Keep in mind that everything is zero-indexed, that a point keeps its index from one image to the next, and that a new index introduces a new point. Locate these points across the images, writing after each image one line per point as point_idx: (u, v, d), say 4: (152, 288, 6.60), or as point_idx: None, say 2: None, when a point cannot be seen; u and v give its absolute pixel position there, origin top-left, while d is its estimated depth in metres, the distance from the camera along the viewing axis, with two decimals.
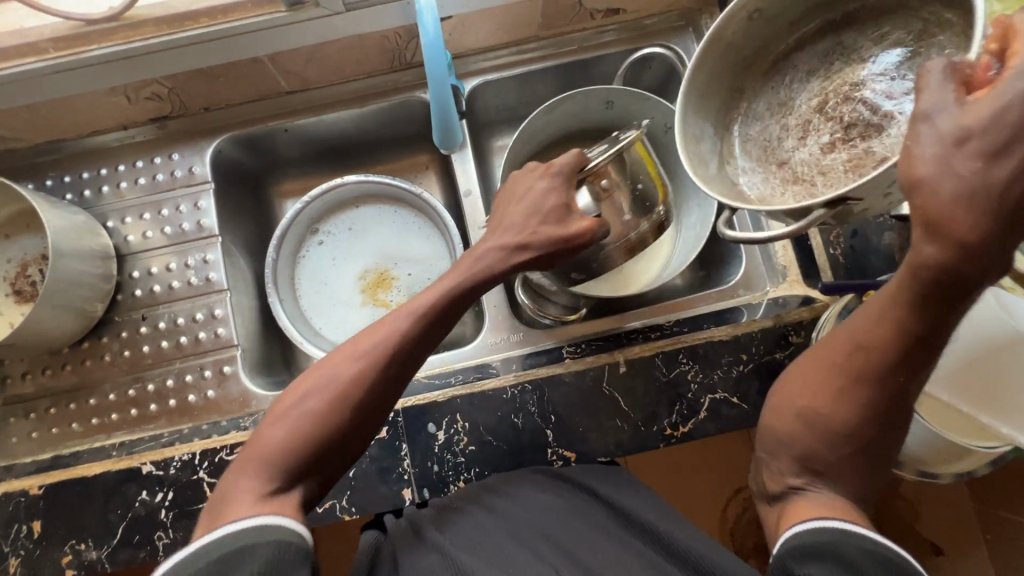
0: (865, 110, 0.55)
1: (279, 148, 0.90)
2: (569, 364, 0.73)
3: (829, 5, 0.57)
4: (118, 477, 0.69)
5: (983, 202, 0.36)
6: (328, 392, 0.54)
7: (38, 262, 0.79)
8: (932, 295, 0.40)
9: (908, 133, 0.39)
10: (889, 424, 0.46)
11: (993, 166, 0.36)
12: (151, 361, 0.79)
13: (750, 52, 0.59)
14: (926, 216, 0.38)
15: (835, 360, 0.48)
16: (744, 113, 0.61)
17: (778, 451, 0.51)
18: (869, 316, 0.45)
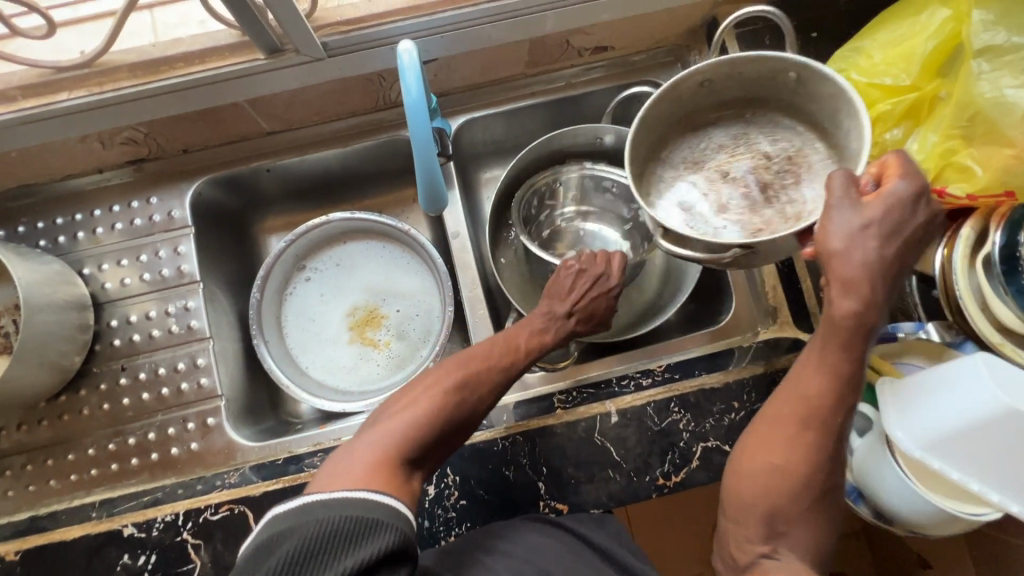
0: (751, 188, 0.65)
1: (262, 186, 0.89)
2: (560, 415, 0.72)
3: (749, 101, 0.67)
4: (99, 540, 0.68)
5: (879, 272, 0.47)
6: (451, 396, 0.61)
7: (10, 312, 0.76)
8: (849, 343, 0.49)
9: (822, 214, 0.49)
10: (831, 476, 0.53)
11: (884, 248, 0.47)
12: (132, 414, 0.77)
13: (686, 112, 0.67)
14: (842, 278, 0.47)
15: (779, 417, 0.54)
16: (667, 161, 0.69)
17: (743, 512, 0.55)
18: (802, 370, 0.53)
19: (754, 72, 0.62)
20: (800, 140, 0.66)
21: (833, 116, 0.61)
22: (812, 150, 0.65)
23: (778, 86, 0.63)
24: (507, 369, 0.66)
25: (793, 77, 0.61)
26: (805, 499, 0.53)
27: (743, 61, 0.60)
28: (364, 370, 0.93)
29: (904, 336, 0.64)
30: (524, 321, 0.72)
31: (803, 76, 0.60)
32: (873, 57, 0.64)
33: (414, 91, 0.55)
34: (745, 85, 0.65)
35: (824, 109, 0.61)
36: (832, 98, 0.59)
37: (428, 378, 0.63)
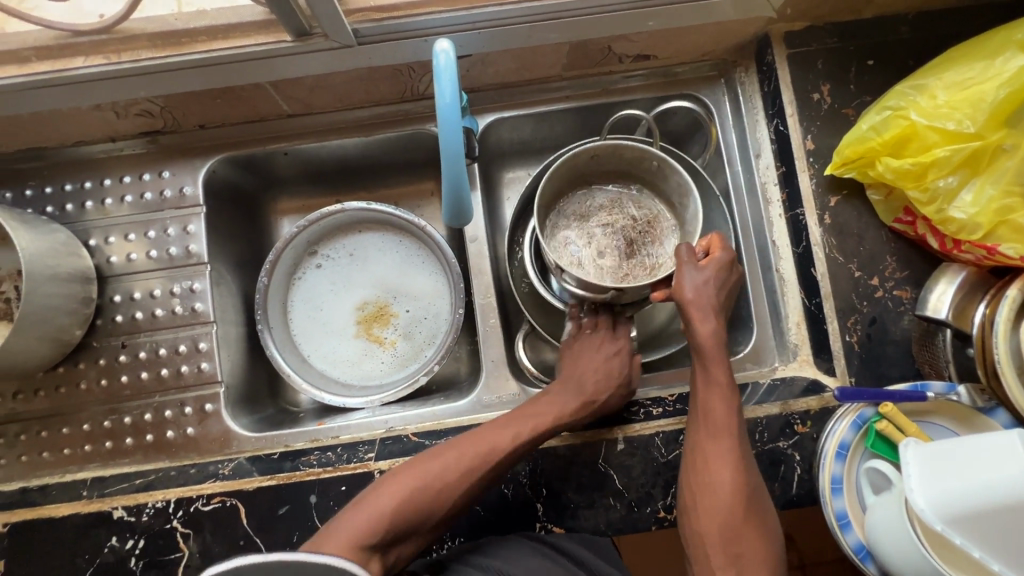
0: (624, 242, 0.84)
1: (277, 168, 0.87)
2: (566, 437, 0.70)
3: (625, 174, 0.86)
4: (88, 520, 0.67)
5: (711, 307, 0.68)
6: (428, 487, 0.60)
7: (12, 278, 0.75)
8: (709, 365, 0.67)
9: (677, 272, 0.70)
10: (753, 482, 0.62)
11: (716, 285, 0.69)
12: (129, 392, 0.75)
13: (578, 173, 0.85)
14: (697, 308, 0.68)
15: (700, 439, 0.64)
16: (559, 211, 0.86)
17: (708, 545, 0.60)
18: (704, 398, 0.66)
19: (628, 153, 0.80)
20: (657, 210, 0.86)
21: (681, 205, 0.82)
22: (664, 220, 0.85)
23: (643, 167, 0.82)
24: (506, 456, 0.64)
25: (655, 163, 0.80)
26: (737, 514, 0.60)
27: (621, 145, 0.78)
28: (368, 365, 0.92)
29: (933, 396, 0.60)
30: (543, 407, 0.69)
31: (661, 164, 0.79)
32: (938, 98, 0.63)
33: (448, 95, 0.52)
34: (623, 161, 0.83)
35: (675, 193, 0.81)
36: (681, 185, 0.79)
37: (407, 469, 0.62)
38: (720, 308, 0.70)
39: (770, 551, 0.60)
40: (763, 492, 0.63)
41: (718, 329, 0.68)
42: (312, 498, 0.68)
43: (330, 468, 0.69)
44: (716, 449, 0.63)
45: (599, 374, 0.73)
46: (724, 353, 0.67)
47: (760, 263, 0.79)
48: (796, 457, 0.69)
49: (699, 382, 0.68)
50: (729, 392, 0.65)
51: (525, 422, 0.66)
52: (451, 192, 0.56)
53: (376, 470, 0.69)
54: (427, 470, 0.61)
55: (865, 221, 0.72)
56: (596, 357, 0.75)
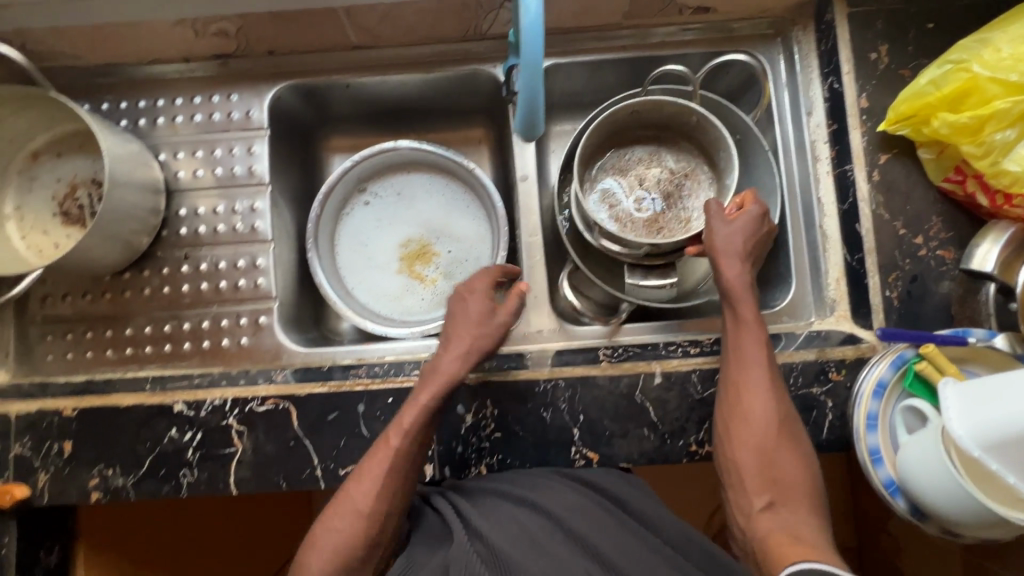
0: (660, 196, 0.86)
1: (336, 101, 0.89)
2: (605, 367, 0.72)
3: (662, 131, 0.87)
4: (150, 411, 0.70)
5: (741, 252, 0.71)
6: (349, 528, 0.62)
7: (87, 185, 0.79)
8: (737, 307, 0.70)
9: (708, 221, 0.73)
10: (788, 411, 0.66)
11: (746, 233, 0.71)
12: (189, 301, 0.79)
13: (615, 131, 0.86)
14: (726, 252, 0.71)
15: (733, 374, 0.68)
16: (596, 167, 0.87)
17: (743, 472, 0.64)
18: (736, 337, 0.69)
19: (667, 109, 0.81)
20: (694, 164, 0.86)
21: (720, 157, 0.82)
22: (700, 174, 0.86)
23: (683, 124, 0.83)
24: (402, 458, 0.65)
25: (694, 119, 0.80)
26: (773, 440, 0.65)
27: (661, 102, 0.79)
28: (409, 301, 0.95)
29: (975, 342, 0.63)
30: (411, 402, 0.67)
31: (701, 120, 0.79)
32: (1002, 51, 0.64)
33: (532, 10, 0.53)
34: (663, 117, 0.83)
35: (714, 147, 0.82)
36: (721, 140, 0.79)
37: (323, 525, 0.64)
38: (751, 256, 0.72)
39: (806, 472, 0.64)
40: (798, 423, 0.67)
41: (747, 273, 0.71)
42: (360, 407, 0.71)
43: (379, 380, 0.72)
44: (750, 383, 0.66)
45: (459, 334, 0.71)
46: (754, 294, 0.70)
47: (804, 220, 0.81)
48: (828, 403, 0.70)
49: (728, 323, 0.71)
50: (758, 331, 0.68)
51: (397, 430, 0.65)
52: (525, 99, 0.61)
53: None
54: (335, 524, 0.63)
55: (914, 180, 0.73)
56: (457, 320, 0.72)
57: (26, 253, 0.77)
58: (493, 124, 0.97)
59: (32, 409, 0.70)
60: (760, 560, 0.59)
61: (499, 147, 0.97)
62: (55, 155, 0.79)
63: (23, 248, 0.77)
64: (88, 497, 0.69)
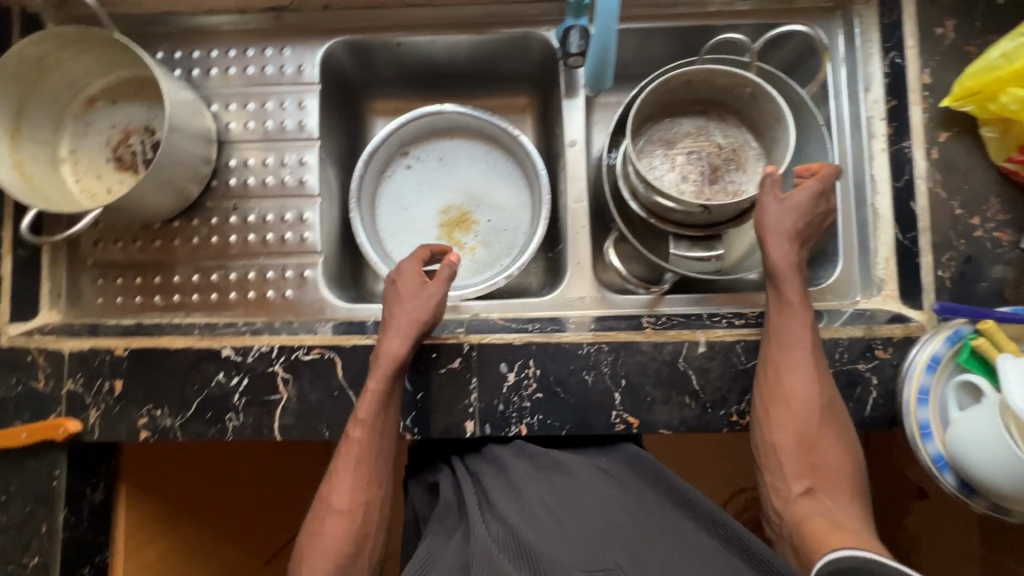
0: (707, 169, 0.85)
1: (386, 60, 0.89)
2: (649, 334, 0.72)
3: (712, 104, 0.86)
4: (198, 354, 0.72)
5: (792, 233, 0.70)
6: (342, 525, 0.65)
7: (140, 133, 0.80)
8: (781, 290, 0.69)
9: (759, 196, 0.72)
10: (830, 396, 0.66)
11: (795, 214, 0.70)
12: (236, 252, 0.80)
13: (664, 101, 0.85)
14: (775, 232, 0.69)
15: (776, 358, 0.67)
16: (643, 138, 0.86)
17: (781, 456, 0.65)
18: (779, 320, 0.68)
19: (721, 81, 0.80)
20: (743, 139, 0.85)
21: (771, 131, 0.80)
22: (749, 149, 0.84)
23: (735, 96, 0.82)
24: (369, 447, 0.67)
25: (748, 92, 0.79)
26: (814, 426, 0.65)
27: (716, 72, 0.78)
28: None
29: None
30: (363, 396, 0.67)
31: (756, 92, 0.78)
32: None
33: None
34: (715, 89, 0.82)
35: (766, 121, 0.81)
36: (774, 113, 0.78)
37: (316, 522, 0.66)
38: (801, 237, 0.70)
39: (845, 457, 0.64)
40: (842, 408, 0.67)
41: (795, 256, 0.70)
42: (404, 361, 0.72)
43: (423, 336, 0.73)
44: (793, 367, 0.66)
45: (396, 316, 0.70)
46: (801, 275, 0.70)
47: (854, 198, 0.80)
48: (874, 380, 0.70)
49: (772, 306, 0.70)
50: (805, 315, 0.67)
51: (356, 424, 0.67)
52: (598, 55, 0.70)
53: (465, 343, 0.72)
54: (327, 521, 0.65)
55: (973, 159, 0.72)
56: (393, 305, 0.71)
57: (79, 196, 0.78)
58: (538, 92, 0.96)
59: (85, 347, 0.72)
60: (795, 543, 0.60)
61: (543, 115, 0.96)
62: (111, 101, 0.80)
63: (77, 191, 0.78)
64: (137, 435, 0.71)
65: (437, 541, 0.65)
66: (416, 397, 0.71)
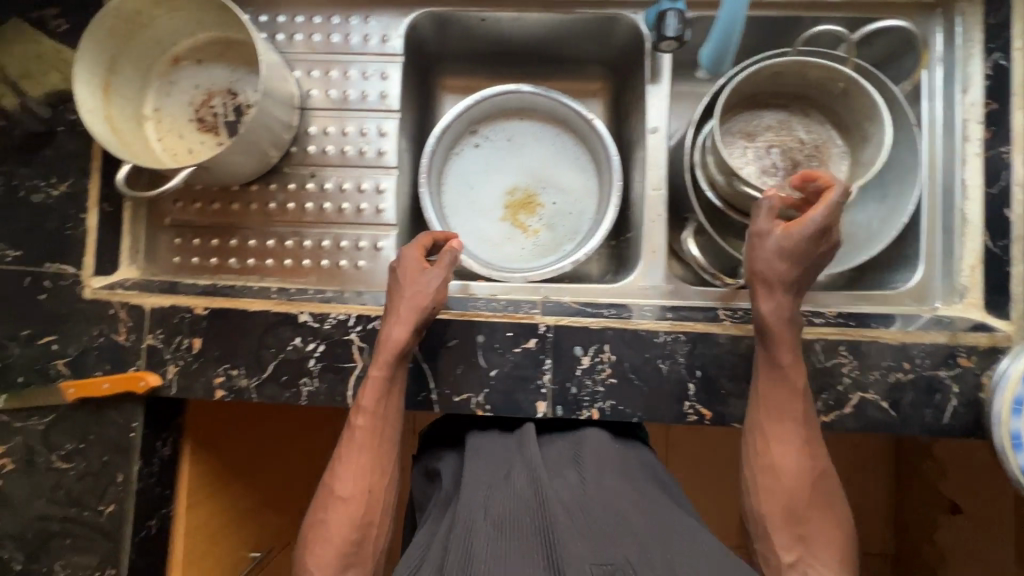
0: (788, 164, 0.83)
1: (467, 33, 0.88)
2: (727, 327, 0.72)
3: (797, 98, 0.84)
4: (276, 318, 0.72)
5: (786, 285, 0.66)
6: (345, 516, 0.64)
7: (223, 95, 0.80)
8: (771, 347, 0.66)
9: (753, 237, 0.68)
10: (818, 455, 0.65)
11: (786, 261, 0.66)
12: (311, 219, 0.80)
13: (749, 92, 0.83)
14: (767, 283, 0.67)
15: (764, 423, 0.66)
16: (725, 129, 0.84)
17: (771, 521, 0.63)
18: (763, 383, 0.66)
19: (813, 74, 0.78)
20: (827, 135, 0.83)
21: (861, 128, 0.79)
22: (833, 146, 0.83)
23: (825, 91, 0.80)
24: (370, 435, 0.67)
25: (840, 87, 0.77)
26: (803, 487, 0.63)
27: (809, 64, 0.76)
28: (509, 249, 0.96)
29: None
30: (365, 385, 0.68)
31: (849, 88, 0.76)
32: None
33: None
34: (803, 82, 0.81)
35: (855, 118, 0.79)
36: (867, 110, 0.76)
37: (318, 516, 0.65)
38: (797, 279, 0.66)
39: (831, 524, 0.62)
40: (834, 475, 0.65)
41: (787, 303, 0.66)
42: (480, 338, 0.72)
43: (499, 314, 0.73)
44: (779, 432, 0.65)
45: (396, 301, 0.69)
46: (792, 331, 0.66)
47: (941, 203, 0.78)
48: (954, 388, 0.69)
49: (761, 365, 0.67)
50: (795, 373, 0.66)
51: (358, 412, 0.67)
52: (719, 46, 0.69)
53: (541, 324, 0.72)
54: (326, 516, 0.64)
55: None
56: (394, 291, 0.71)
57: (161, 154, 0.79)
58: (612, 77, 0.95)
59: (165, 305, 0.72)
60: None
61: (617, 101, 0.95)
62: (196, 62, 0.80)
63: (159, 149, 0.79)
64: (212, 393, 0.72)
65: (428, 530, 0.60)
66: (490, 375, 0.71)
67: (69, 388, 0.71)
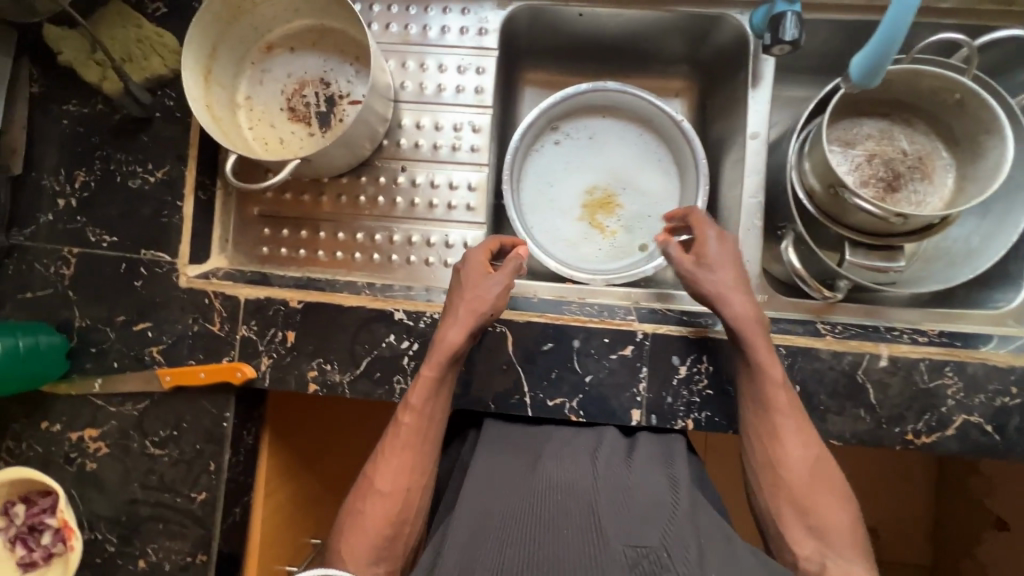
0: (889, 175, 0.81)
1: (560, 26, 0.86)
2: (829, 342, 0.70)
3: (902, 107, 0.81)
4: (371, 314, 0.72)
5: (740, 287, 0.66)
6: (384, 510, 0.62)
7: (316, 84, 0.79)
8: (742, 342, 0.65)
9: (683, 272, 0.68)
10: (819, 447, 0.62)
11: (723, 270, 0.66)
12: (401, 214, 0.79)
13: (852, 99, 0.81)
14: (718, 298, 0.65)
15: (758, 418, 0.64)
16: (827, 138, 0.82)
17: (784, 519, 0.60)
18: (744, 379, 0.66)
19: (927, 84, 0.75)
20: (930, 147, 0.81)
21: (972, 142, 0.76)
22: (937, 158, 0.80)
23: (936, 101, 0.77)
24: (415, 433, 0.65)
25: (955, 98, 0.74)
26: (808, 479, 0.60)
27: (925, 73, 0.73)
28: (586, 249, 0.94)
29: None
30: (415, 383, 0.66)
31: (966, 99, 0.73)
32: None
33: None
34: (913, 90, 0.78)
35: (967, 130, 0.76)
36: (984, 123, 0.73)
37: (354, 504, 0.63)
38: (743, 282, 0.66)
39: (854, 525, 0.58)
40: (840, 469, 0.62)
41: (748, 303, 0.65)
42: (576, 343, 0.71)
43: (596, 319, 0.72)
44: (776, 431, 0.62)
45: (455, 303, 0.67)
46: (761, 328, 0.65)
47: None
48: None
49: (739, 361, 0.66)
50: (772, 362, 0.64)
51: (406, 408, 0.65)
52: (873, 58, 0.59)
53: (639, 332, 0.71)
54: (364, 509, 0.62)
55: None
56: (455, 291, 0.68)
57: (254, 143, 0.78)
58: (700, 77, 0.93)
59: (260, 296, 0.72)
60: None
61: (705, 102, 0.93)
62: (289, 50, 0.79)
63: (251, 138, 0.78)
64: (306, 387, 0.71)
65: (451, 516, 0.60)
66: (585, 380, 0.71)
67: (165, 375, 0.71)
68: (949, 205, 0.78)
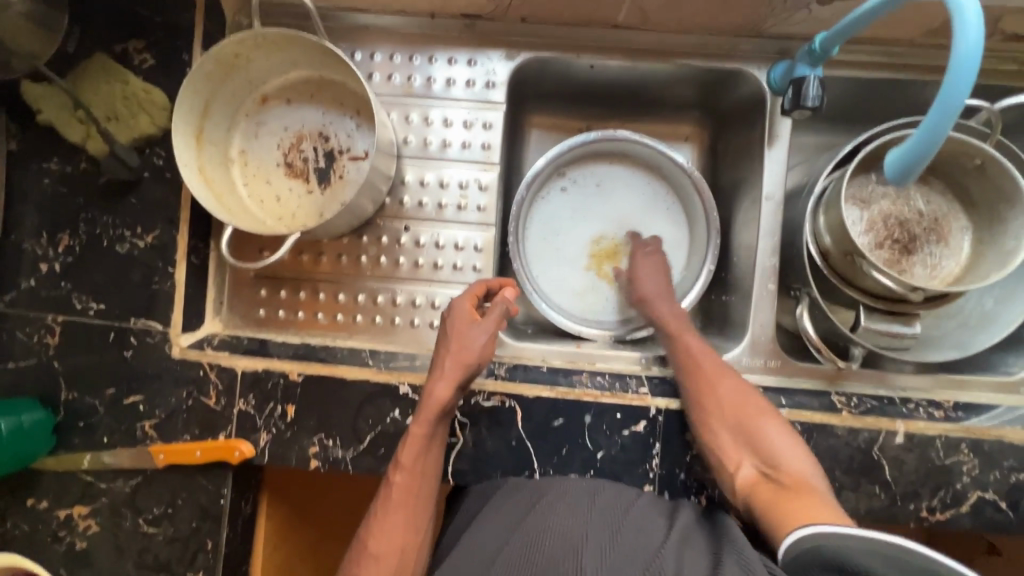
0: (905, 236, 0.79)
1: (569, 74, 0.82)
2: (846, 418, 0.69)
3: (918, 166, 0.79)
4: (375, 388, 0.69)
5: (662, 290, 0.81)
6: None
7: (314, 138, 0.75)
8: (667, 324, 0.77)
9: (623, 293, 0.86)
10: (746, 388, 0.68)
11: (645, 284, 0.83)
12: (404, 275, 0.76)
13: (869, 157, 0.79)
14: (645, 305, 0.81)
15: (689, 374, 0.70)
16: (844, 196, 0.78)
17: (722, 453, 0.65)
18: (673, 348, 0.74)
19: (947, 147, 0.73)
20: (947, 209, 0.79)
21: (991, 207, 0.75)
22: (953, 220, 0.79)
23: (954, 164, 0.76)
24: (408, 493, 0.63)
25: (976, 163, 0.73)
26: (742, 416, 0.65)
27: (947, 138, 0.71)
28: (592, 300, 0.91)
29: None
30: (405, 441, 0.64)
31: (986, 165, 0.71)
32: None
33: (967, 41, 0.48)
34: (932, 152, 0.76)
35: (985, 195, 0.75)
36: (1004, 191, 0.72)
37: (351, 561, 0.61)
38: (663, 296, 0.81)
39: (794, 446, 0.62)
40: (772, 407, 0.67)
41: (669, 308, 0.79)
42: (588, 418, 0.69)
43: (607, 393, 0.70)
44: (703, 379, 0.68)
45: (441, 355, 0.65)
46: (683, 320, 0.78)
47: None
48: None
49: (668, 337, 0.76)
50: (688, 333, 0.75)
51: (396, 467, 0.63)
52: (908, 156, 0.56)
53: (652, 406, 0.69)
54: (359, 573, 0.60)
55: None
56: (442, 343, 0.67)
57: (249, 202, 0.74)
58: (711, 125, 0.90)
59: (259, 369, 0.69)
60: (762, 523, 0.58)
61: (715, 151, 0.90)
62: (286, 102, 0.75)
63: (247, 197, 0.74)
64: (307, 463, 0.68)
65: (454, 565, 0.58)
66: (597, 456, 0.69)
67: (159, 453, 0.68)
68: (965, 269, 0.77)
